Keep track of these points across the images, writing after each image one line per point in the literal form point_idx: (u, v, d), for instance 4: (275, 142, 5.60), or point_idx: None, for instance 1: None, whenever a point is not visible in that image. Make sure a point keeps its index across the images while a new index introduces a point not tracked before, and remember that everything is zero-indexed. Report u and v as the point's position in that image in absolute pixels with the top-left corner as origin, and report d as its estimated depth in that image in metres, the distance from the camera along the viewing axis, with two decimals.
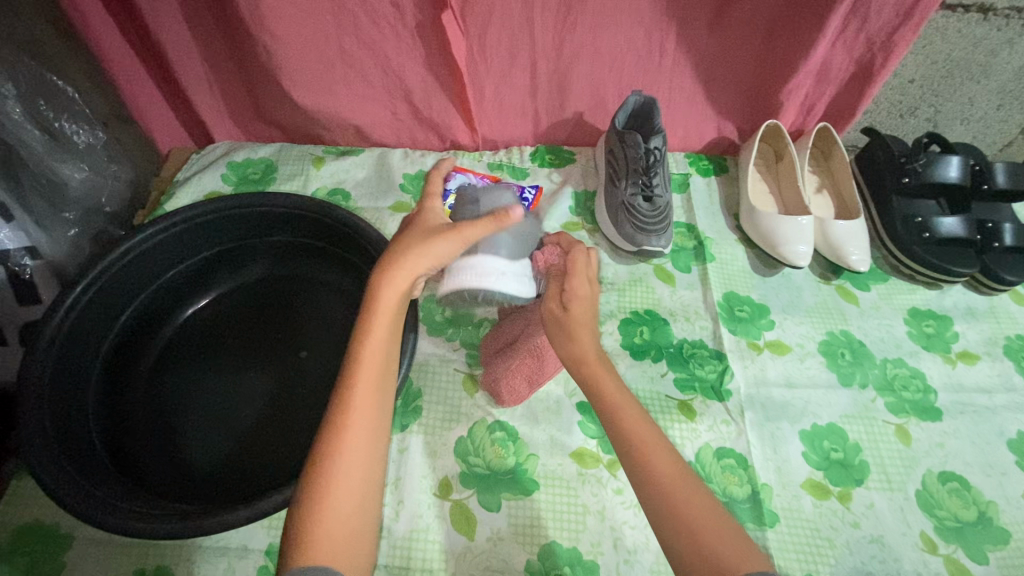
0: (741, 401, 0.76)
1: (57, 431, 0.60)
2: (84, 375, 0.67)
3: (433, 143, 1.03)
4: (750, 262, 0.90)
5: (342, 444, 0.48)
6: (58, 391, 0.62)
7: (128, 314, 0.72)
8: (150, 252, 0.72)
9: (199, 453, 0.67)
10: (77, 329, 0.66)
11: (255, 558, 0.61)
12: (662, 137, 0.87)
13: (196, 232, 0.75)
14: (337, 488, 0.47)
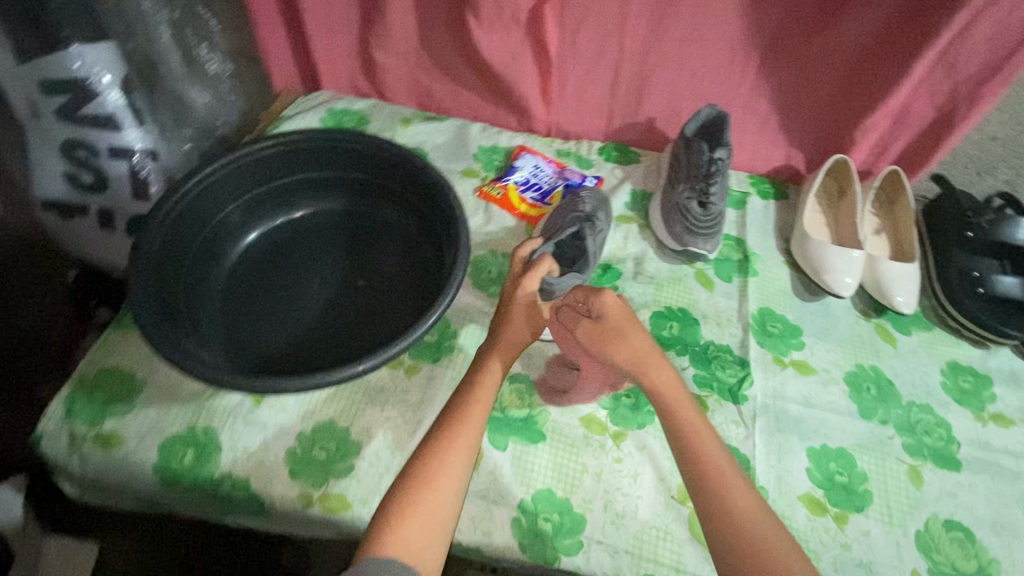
0: (756, 408, 0.78)
1: (155, 289, 0.70)
2: (182, 255, 0.76)
3: (510, 124, 1.10)
4: (792, 285, 0.92)
5: (433, 472, 0.55)
6: (162, 256, 0.72)
7: (225, 215, 0.81)
8: (259, 163, 0.81)
9: (258, 344, 0.75)
10: (188, 210, 0.76)
11: (289, 438, 0.71)
12: (727, 149, 0.90)
13: (300, 155, 0.84)
14: (421, 506, 0.53)
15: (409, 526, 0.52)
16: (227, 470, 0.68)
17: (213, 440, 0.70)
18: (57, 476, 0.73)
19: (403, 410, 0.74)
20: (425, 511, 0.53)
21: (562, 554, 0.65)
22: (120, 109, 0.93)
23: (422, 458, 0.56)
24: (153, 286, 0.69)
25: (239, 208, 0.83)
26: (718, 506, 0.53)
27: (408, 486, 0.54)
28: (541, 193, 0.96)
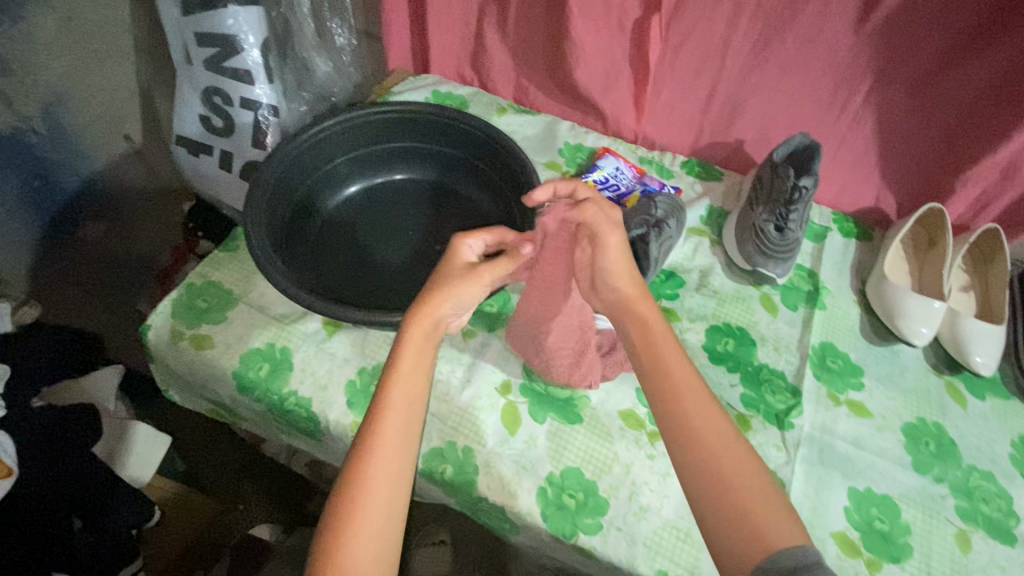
0: (801, 436, 0.76)
1: (266, 218, 0.79)
2: (291, 195, 0.85)
3: (597, 127, 1.14)
4: (861, 326, 0.89)
5: (356, 513, 0.51)
6: (277, 188, 0.82)
7: (333, 166, 0.90)
8: (371, 123, 0.89)
9: (342, 285, 0.82)
10: (306, 153, 0.85)
11: (350, 372, 0.77)
12: (814, 179, 0.90)
13: (408, 123, 0.91)
14: (352, 549, 0.50)
15: None
16: (293, 389, 0.76)
17: (286, 360, 0.78)
18: (153, 367, 0.83)
19: (455, 368, 0.78)
20: (364, 557, 0.50)
21: (580, 532, 0.67)
22: (254, 67, 1.12)
23: (344, 495, 0.52)
24: (265, 216, 0.78)
25: (347, 160, 0.91)
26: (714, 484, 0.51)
27: (330, 538, 0.50)
28: (617, 193, 0.99)
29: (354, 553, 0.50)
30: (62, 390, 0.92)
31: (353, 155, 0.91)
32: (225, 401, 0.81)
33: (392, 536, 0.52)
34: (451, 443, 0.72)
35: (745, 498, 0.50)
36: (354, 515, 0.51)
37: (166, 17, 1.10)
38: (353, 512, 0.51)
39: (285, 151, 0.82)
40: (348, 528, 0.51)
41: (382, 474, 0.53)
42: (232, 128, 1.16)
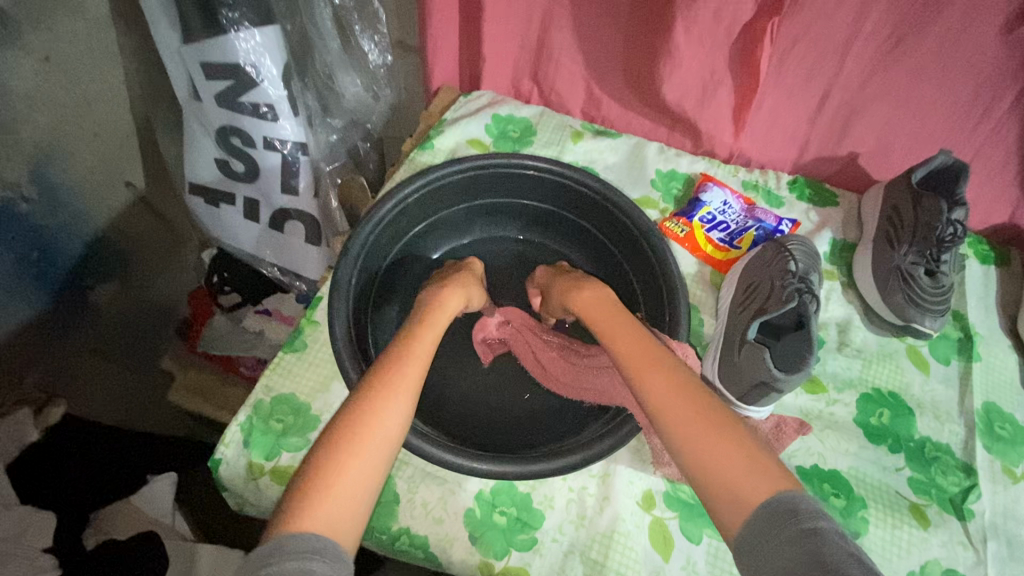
0: (984, 527, 0.68)
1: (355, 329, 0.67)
2: (371, 285, 0.74)
3: (685, 146, 0.97)
4: (1020, 376, 0.79)
5: (347, 449, 0.49)
6: (361, 272, 0.70)
7: (409, 238, 0.78)
8: (464, 182, 0.77)
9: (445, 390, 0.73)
10: (390, 223, 0.73)
11: (468, 497, 0.66)
12: (965, 211, 0.78)
13: (503, 180, 0.79)
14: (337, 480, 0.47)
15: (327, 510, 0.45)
16: (404, 526, 0.65)
17: (392, 490, 0.66)
18: (236, 508, 0.71)
19: (587, 481, 0.67)
20: (341, 493, 0.46)
21: None
22: (278, 100, 0.91)
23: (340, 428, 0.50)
24: (354, 328, 0.66)
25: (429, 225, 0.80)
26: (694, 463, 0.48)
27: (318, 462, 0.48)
28: (728, 233, 0.86)
29: (339, 483, 0.47)
30: (113, 516, 0.79)
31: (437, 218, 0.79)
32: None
33: (373, 483, 0.49)
34: None
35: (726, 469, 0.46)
36: (345, 449, 0.48)
37: (162, 45, 0.88)
38: (350, 441, 0.49)
39: (371, 224, 0.70)
40: (337, 457, 0.48)
41: (390, 413, 0.52)
42: (257, 172, 0.96)
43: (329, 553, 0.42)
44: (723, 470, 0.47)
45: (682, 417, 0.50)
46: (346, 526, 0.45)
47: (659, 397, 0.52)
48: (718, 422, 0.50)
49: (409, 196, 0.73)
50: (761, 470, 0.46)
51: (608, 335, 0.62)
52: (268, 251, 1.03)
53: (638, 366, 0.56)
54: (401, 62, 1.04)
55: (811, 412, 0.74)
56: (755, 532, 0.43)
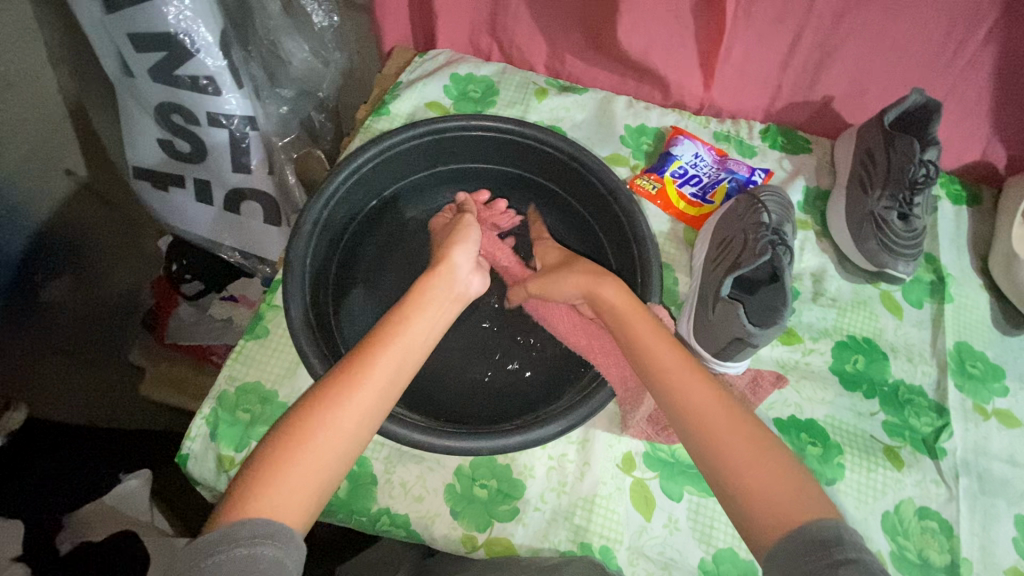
0: (956, 464, 0.69)
1: (313, 311, 0.64)
2: (330, 262, 0.70)
3: (654, 97, 0.92)
4: (991, 315, 0.80)
5: (304, 430, 0.46)
6: (318, 251, 0.67)
7: (367, 211, 0.75)
8: (420, 148, 0.73)
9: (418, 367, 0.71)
10: (343, 197, 0.69)
11: (446, 473, 0.65)
12: (939, 150, 0.76)
13: (463, 144, 0.74)
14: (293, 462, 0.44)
15: (278, 497, 0.43)
16: (384, 506, 0.64)
17: (367, 472, 0.65)
18: (212, 500, 0.69)
19: (566, 448, 0.67)
20: (294, 477, 0.44)
21: None
22: (218, 71, 0.82)
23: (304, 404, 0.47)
24: (312, 309, 0.64)
25: (389, 195, 0.76)
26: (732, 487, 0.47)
27: (273, 448, 0.45)
28: (700, 187, 0.83)
29: (294, 471, 0.44)
30: (89, 521, 0.77)
31: (397, 187, 0.76)
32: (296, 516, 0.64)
33: (333, 471, 0.46)
34: (585, 543, 0.63)
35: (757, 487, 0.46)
36: (301, 437, 0.45)
37: (84, 17, 0.78)
38: (308, 430, 0.45)
39: (323, 199, 0.66)
40: (293, 445, 0.45)
41: (358, 407, 0.47)
42: (204, 152, 0.88)
43: (279, 537, 0.41)
44: (760, 491, 0.46)
45: (713, 428, 0.49)
46: (298, 511, 0.43)
47: (702, 414, 0.49)
48: (756, 447, 0.48)
49: (362, 167, 0.69)
50: (803, 498, 0.45)
51: (632, 335, 0.56)
52: (226, 233, 0.95)
53: (673, 376, 0.52)
54: (350, 22, 0.96)
55: (788, 363, 0.74)
56: (788, 557, 0.42)
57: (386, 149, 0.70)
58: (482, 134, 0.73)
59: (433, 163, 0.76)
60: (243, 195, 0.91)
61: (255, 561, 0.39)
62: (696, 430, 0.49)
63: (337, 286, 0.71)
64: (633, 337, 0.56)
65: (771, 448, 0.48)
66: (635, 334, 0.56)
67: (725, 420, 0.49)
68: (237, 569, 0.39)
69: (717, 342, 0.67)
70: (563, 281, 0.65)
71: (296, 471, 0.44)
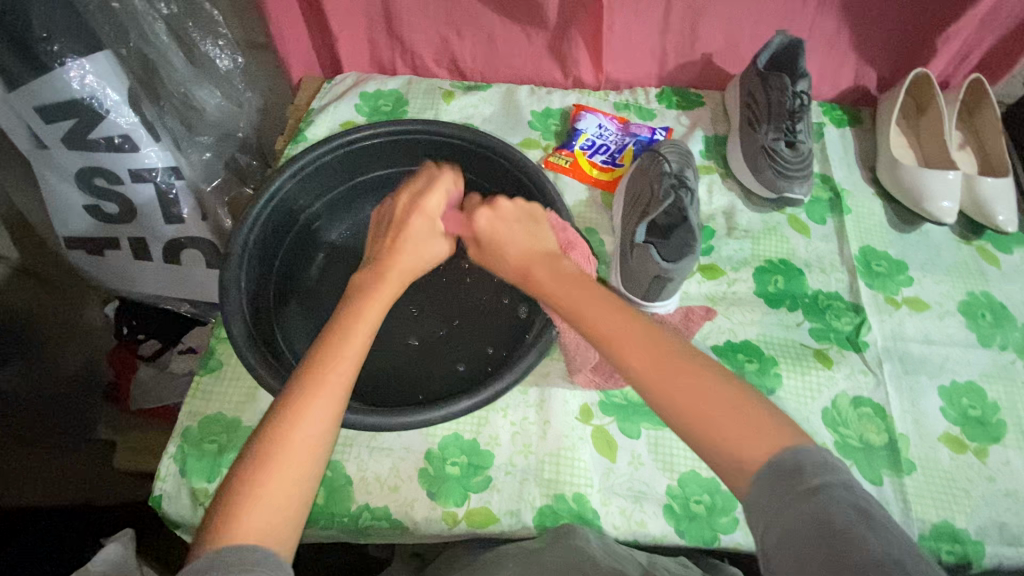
0: (879, 353, 0.76)
1: (256, 330, 0.67)
2: (270, 281, 0.73)
3: (554, 80, 0.99)
4: (887, 218, 0.88)
5: (288, 429, 0.40)
6: (253, 275, 0.69)
7: (301, 228, 0.78)
8: (337, 163, 0.76)
9: (375, 364, 0.74)
10: (270, 220, 0.72)
11: (416, 461, 0.68)
12: (808, 81, 0.85)
13: (377, 152, 0.78)
14: (275, 464, 0.39)
15: (263, 507, 0.38)
16: (363, 502, 0.66)
17: (341, 475, 0.67)
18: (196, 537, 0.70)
19: (526, 412, 0.70)
20: (275, 484, 0.39)
21: (720, 533, 0.65)
22: (132, 128, 0.83)
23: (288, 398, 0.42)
24: (256, 328, 0.66)
25: (315, 214, 0.79)
26: (711, 447, 0.38)
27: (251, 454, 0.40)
28: (609, 154, 0.89)
29: (276, 480, 0.39)
30: None
31: (320, 205, 0.79)
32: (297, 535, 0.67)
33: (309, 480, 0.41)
34: (559, 494, 0.66)
35: (728, 423, 0.38)
36: (282, 442, 0.40)
37: None
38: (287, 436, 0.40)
39: (250, 222, 0.69)
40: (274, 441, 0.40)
41: (335, 398, 0.43)
42: (134, 210, 0.89)
43: (269, 566, 0.36)
44: (726, 432, 0.38)
45: (709, 386, 0.40)
46: (291, 519, 0.39)
47: (660, 367, 0.41)
48: (696, 374, 0.40)
49: (284, 187, 0.72)
50: (765, 427, 0.38)
51: (554, 298, 0.50)
52: (170, 286, 0.96)
53: (620, 333, 0.44)
54: (255, 63, 1.00)
55: (716, 296, 0.79)
56: (760, 500, 0.36)
57: (305, 167, 0.73)
58: (393, 140, 0.77)
59: (352, 176, 0.80)
60: (179, 242, 0.92)
61: None
62: (660, 382, 0.41)
63: (280, 308, 0.74)
64: (563, 299, 0.49)
65: (731, 370, 0.42)
66: (560, 297, 0.49)
67: (691, 358, 0.42)
68: None
69: (645, 286, 0.72)
70: (498, 228, 0.56)
71: (276, 482, 0.39)
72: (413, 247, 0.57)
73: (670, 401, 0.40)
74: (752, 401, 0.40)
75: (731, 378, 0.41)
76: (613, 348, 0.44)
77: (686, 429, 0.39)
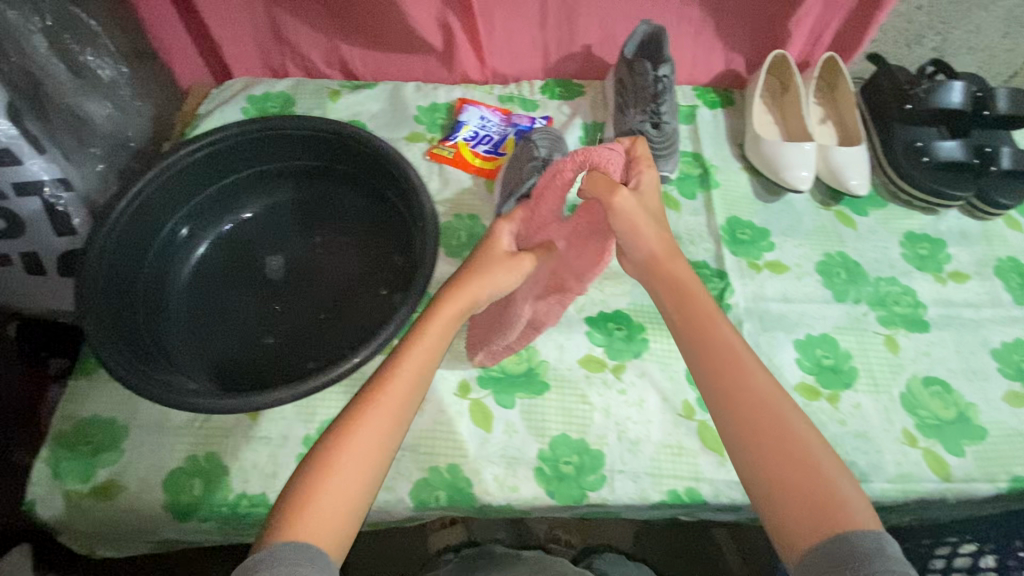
0: (740, 314, 0.81)
1: (115, 328, 0.67)
2: (131, 286, 0.72)
3: (442, 77, 1.02)
4: (753, 189, 0.93)
5: (339, 446, 0.50)
6: (115, 276, 0.70)
7: (164, 234, 0.77)
8: (202, 161, 0.77)
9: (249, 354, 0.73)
10: (133, 222, 0.72)
11: (293, 446, 0.69)
12: (669, 66, 0.90)
13: (241, 148, 0.79)
14: (337, 475, 0.49)
15: (323, 509, 0.48)
16: (240, 491, 0.66)
17: (216, 466, 0.67)
18: (76, 540, 0.70)
19: None
20: (331, 491, 0.49)
21: (588, 491, 0.68)
22: (11, 140, 0.75)
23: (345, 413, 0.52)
24: (114, 325, 0.66)
25: (187, 214, 0.79)
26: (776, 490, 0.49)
27: (330, 440, 0.51)
28: (492, 144, 0.93)
29: (327, 493, 0.48)
30: None
31: (191, 205, 0.79)
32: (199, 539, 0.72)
33: (359, 494, 0.50)
34: (433, 467, 0.68)
35: (804, 481, 0.49)
36: (337, 457, 0.50)
37: None
38: (339, 451, 0.50)
39: (107, 224, 0.69)
40: (350, 430, 0.51)
41: (381, 415, 0.52)
42: (20, 226, 0.82)
43: (315, 558, 0.45)
44: (786, 482, 0.49)
45: (762, 426, 0.52)
46: (350, 512, 0.49)
47: (737, 398, 0.53)
48: (803, 446, 0.51)
49: (145, 189, 0.73)
50: (812, 492, 0.48)
51: (697, 312, 0.58)
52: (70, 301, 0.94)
53: (728, 370, 0.55)
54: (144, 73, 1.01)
55: None
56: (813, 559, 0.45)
57: (164, 168, 0.74)
58: (255, 134, 0.78)
59: (222, 174, 0.80)
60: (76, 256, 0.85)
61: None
62: (734, 402, 0.53)
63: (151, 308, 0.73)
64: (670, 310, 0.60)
65: (791, 434, 0.51)
66: (702, 323, 0.57)
67: (768, 405, 0.53)
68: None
69: None
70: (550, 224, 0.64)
71: (333, 487, 0.49)
72: (485, 261, 0.63)
73: (722, 411, 0.54)
74: (806, 468, 0.49)
75: (766, 408, 0.53)
76: (706, 349, 0.56)
77: (730, 437, 0.53)
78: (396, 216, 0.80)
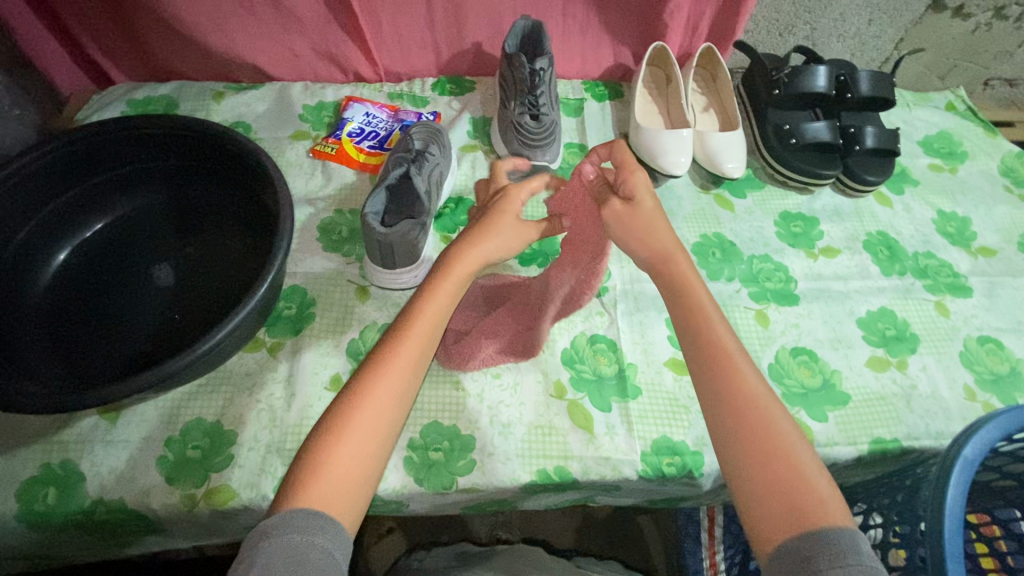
0: (615, 295, 0.83)
1: None
2: None
3: (331, 76, 1.02)
4: None
5: (345, 424, 0.51)
6: None
7: (19, 243, 0.75)
8: (56, 165, 0.76)
9: (106, 356, 0.72)
10: None
11: (155, 448, 0.68)
12: (548, 58, 0.90)
13: (98, 151, 0.79)
14: (339, 452, 0.50)
15: (332, 487, 0.48)
16: (96, 496, 0.65)
17: (71, 473, 0.66)
18: None
19: (274, 388, 0.72)
20: (340, 467, 0.49)
21: (457, 475, 0.69)
22: None
23: (353, 384, 0.54)
24: None
25: (42, 221, 0.77)
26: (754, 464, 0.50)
27: (343, 409, 0.52)
28: (378, 139, 0.93)
29: (332, 475, 0.48)
30: None
31: (47, 211, 0.77)
32: (83, 557, 0.73)
33: (361, 475, 0.50)
34: None
35: (786, 459, 0.50)
36: (341, 433, 0.50)
37: None
38: (347, 425, 0.51)
39: None
40: (367, 396, 0.52)
41: (391, 385, 0.54)
42: None
43: (327, 528, 0.45)
44: (775, 465, 0.49)
45: (749, 411, 0.53)
46: (361, 484, 0.50)
47: (732, 383, 0.54)
48: (776, 429, 0.52)
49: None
50: (795, 478, 0.48)
51: (694, 308, 0.60)
52: None
53: (718, 355, 0.56)
54: None
55: None
56: (784, 555, 0.44)
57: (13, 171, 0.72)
58: (113, 136, 0.78)
59: (80, 179, 0.80)
60: None
61: (309, 548, 0.43)
62: (720, 382, 0.55)
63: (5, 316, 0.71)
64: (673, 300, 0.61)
65: (773, 417, 0.52)
66: (697, 312, 0.59)
67: (754, 392, 0.54)
68: (290, 556, 0.42)
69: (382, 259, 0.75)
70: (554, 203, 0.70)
71: (339, 464, 0.49)
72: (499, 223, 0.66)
73: (718, 388, 0.55)
74: (789, 452, 0.50)
75: (762, 400, 0.53)
76: (703, 335, 0.58)
77: (717, 417, 0.54)
78: (264, 212, 0.81)
